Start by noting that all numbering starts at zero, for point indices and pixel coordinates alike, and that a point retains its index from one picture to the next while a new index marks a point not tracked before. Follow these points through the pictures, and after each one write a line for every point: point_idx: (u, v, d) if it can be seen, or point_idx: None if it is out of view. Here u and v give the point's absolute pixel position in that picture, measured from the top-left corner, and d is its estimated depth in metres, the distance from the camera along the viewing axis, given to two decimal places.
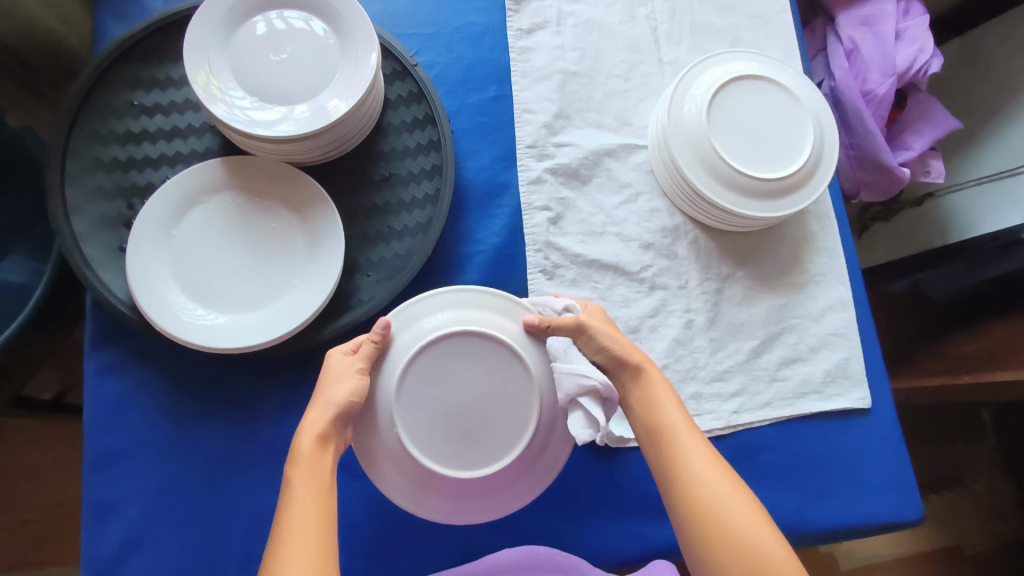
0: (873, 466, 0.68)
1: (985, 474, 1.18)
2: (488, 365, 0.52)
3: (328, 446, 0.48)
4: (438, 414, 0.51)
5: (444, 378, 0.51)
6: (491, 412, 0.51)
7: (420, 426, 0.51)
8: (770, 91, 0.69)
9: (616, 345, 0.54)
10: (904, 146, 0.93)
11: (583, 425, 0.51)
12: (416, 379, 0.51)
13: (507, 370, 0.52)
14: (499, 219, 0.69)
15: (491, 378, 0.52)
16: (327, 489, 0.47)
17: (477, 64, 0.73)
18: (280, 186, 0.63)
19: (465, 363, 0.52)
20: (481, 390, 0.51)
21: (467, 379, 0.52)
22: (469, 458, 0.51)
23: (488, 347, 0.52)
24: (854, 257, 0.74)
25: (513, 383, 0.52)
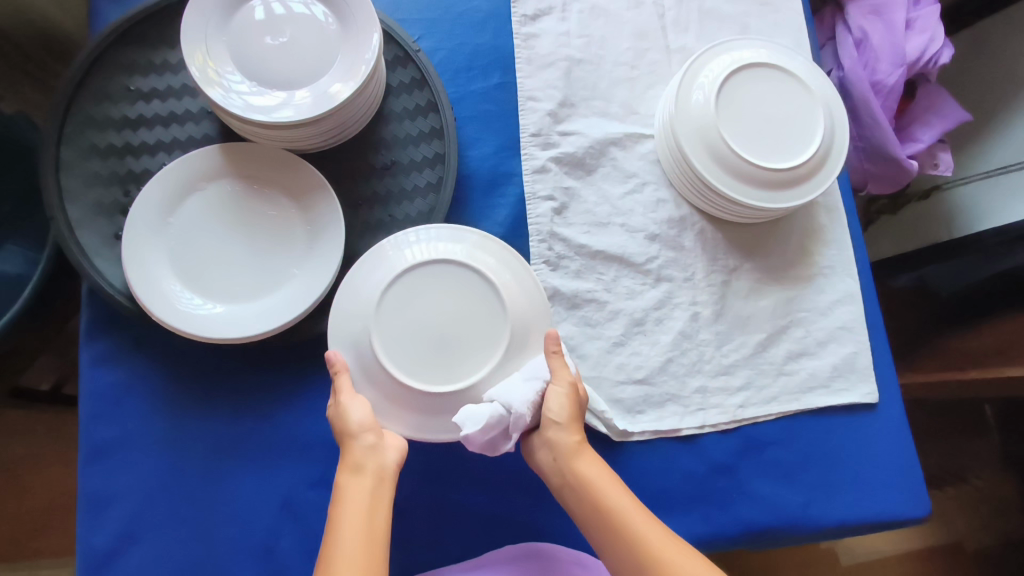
0: (880, 463, 0.67)
1: (988, 470, 1.18)
2: (446, 286, 0.54)
3: (363, 471, 0.48)
4: (419, 343, 0.53)
5: (409, 309, 0.54)
6: (470, 316, 0.54)
7: (411, 362, 0.53)
8: (779, 78, 0.67)
9: (560, 425, 0.52)
10: (912, 138, 0.91)
11: (474, 419, 0.50)
12: (388, 323, 0.53)
13: (466, 284, 0.54)
14: (503, 208, 0.68)
15: (452, 292, 0.54)
16: (374, 511, 0.47)
17: (481, 50, 0.71)
18: (278, 173, 0.61)
19: (426, 289, 0.54)
20: (449, 305, 0.54)
21: (430, 299, 0.54)
22: (464, 369, 0.53)
23: (443, 271, 0.55)
24: (862, 250, 0.73)
25: (475, 294, 0.54)
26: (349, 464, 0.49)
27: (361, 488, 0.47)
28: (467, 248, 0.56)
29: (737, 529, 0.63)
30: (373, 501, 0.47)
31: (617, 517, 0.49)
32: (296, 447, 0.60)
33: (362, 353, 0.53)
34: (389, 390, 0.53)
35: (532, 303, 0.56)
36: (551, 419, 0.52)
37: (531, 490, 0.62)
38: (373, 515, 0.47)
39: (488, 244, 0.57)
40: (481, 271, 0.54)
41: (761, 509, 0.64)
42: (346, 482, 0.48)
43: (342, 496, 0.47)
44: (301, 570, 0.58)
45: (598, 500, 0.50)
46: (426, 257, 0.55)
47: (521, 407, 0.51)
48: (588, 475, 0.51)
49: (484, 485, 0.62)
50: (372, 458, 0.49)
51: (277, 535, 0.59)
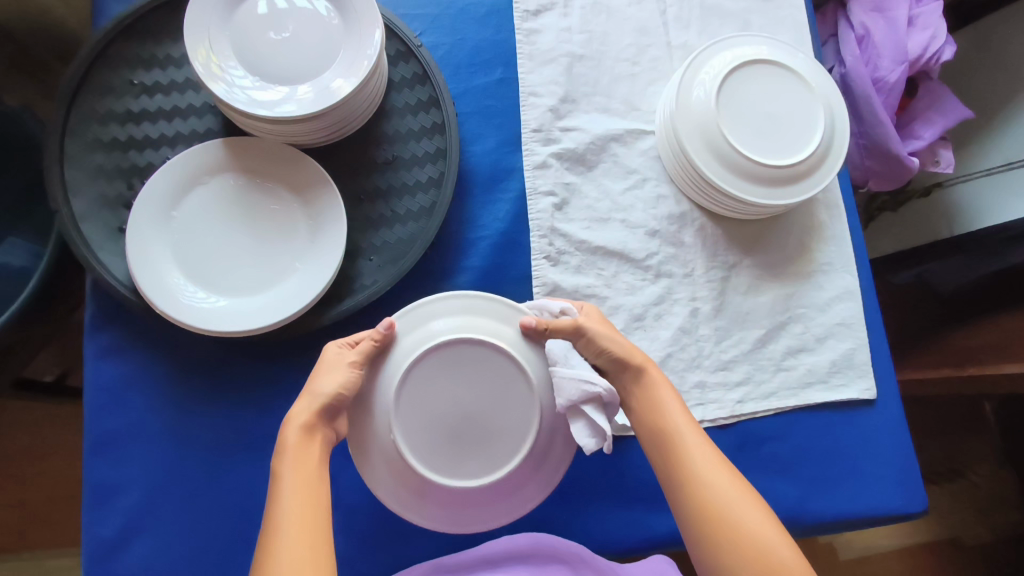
0: (877, 458, 0.67)
1: (987, 466, 1.18)
2: (440, 377, 0.52)
3: (314, 437, 0.49)
4: (451, 444, 0.51)
5: (432, 439, 0.51)
6: (476, 374, 0.52)
7: (456, 462, 0.52)
8: (780, 75, 0.67)
9: (614, 356, 0.54)
10: (914, 135, 0.91)
11: (589, 433, 0.50)
12: (434, 464, 0.51)
13: (453, 359, 0.53)
14: (503, 203, 0.68)
15: (437, 387, 0.52)
16: (317, 480, 0.47)
17: (482, 45, 0.71)
18: (281, 168, 0.62)
19: (436, 386, 0.52)
20: (451, 394, 0.52)
21: (434, 409, 0.52)
22: (503, 430, 0.52)
23: (431, 362, 0.52)
24: (861, 246, 0.73)
25: (460, 362, 0.53)
26: (298, 425, 0.49)
27: (309, 452, 0.48)
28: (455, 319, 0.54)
29: None
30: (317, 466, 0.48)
31: (672, 430, 0.52)
32: None
33: (404, 476, 0.52)
34: (451, 502, 0.52)
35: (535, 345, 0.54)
36: (607, 353, 0.54)
37: None
38: (316, 478, 0.47)
39: (472, 302, 0.55)
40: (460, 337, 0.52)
41: None
42: (295, 442, 0.48)
43: (289, 455, 0.48)
44: None
45: (659, 413, 0.53)
46: (422, 351, 0.52)
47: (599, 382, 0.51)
48: (652, 397, 0.54)
49: None
50: (324, 428, 0.50)
51: None
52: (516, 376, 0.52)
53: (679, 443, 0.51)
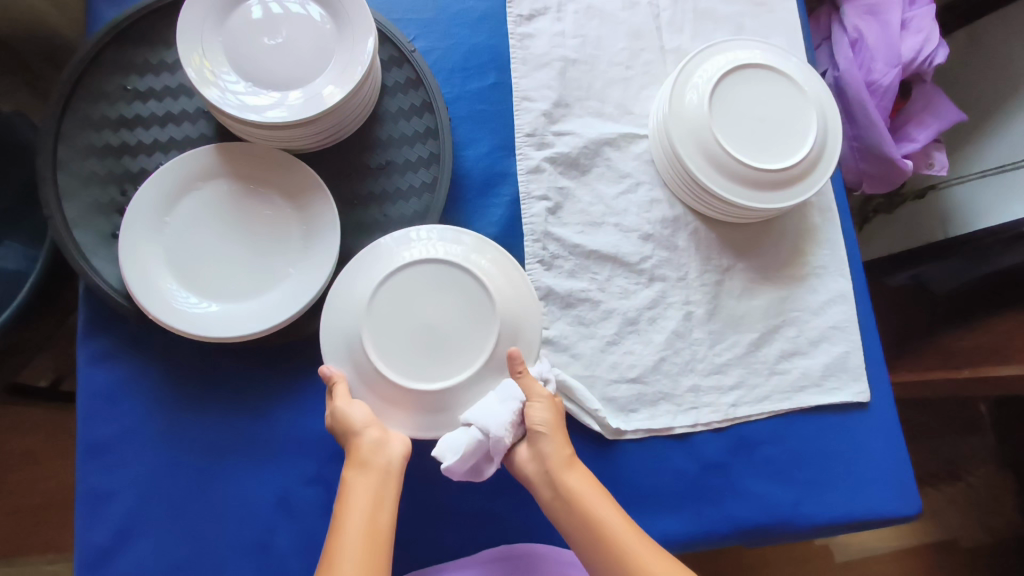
0: (873, 463, 0.67)
1: (985, 468, 1.19)
2: (413, 289, 0.55)
3: (370, 467, 0.50)
4: (418, 348, 0.54)
5: (409, 352, 0.54)
6: (415, 287, 0.55)
7: (421, 368, 0.53)
8: (772, 79, 0.67)
9: (548, 438, 0.52)
10: (908, 137, 0.92)
11: (452, 448, 0.52)
12: (442, 370, 0.54)
13: (429, 277, 0.55)
14: (498, 208, 0.68)
15: (392, 325, 0.54)
16: (378, 509, 0.48)
17: (476, 51, 0.72)
18: (274, 173, 0.62)
19: (409, 296, 0.54)
20: (412, 309, 0.54)
21: (403, 337, 0.54)
22: (468, 341, 0.54)
23: (405, 276, 0.55)
24: (854, 250, 0.73)
25: (436, 279, 0.55)
26: (356, 461, 0.50)
27: (367, 484, 0.49)
28: (433, 244, 0.56)
29: (728, 527, 0.63)
30: (376, 498, 0.49)
31: (613, 533, 0.49)
32: (291, 446, 0.61)
33: (372, 381, 0.54)
34: (413, 405, 0.54)
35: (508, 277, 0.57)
36: (539, 433, 0.52)
37: (525, 488, 0.63)
38: (376, 510, 0.48)
39: (457, 236, 0.58)
40: (437, 258, 0.55)
41: (752, 506, 0.64)
42: (353, 477, 0.50)
43: (346, 490, 0.49)
44: (297, 567, 0.59)
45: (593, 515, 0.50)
46: (398, 265, 0.55)
47: (500, 431, 0.51)
48: (580, 489, 0.51)
49: (476, 483, 0.62)
50: (380, 455, 0.51)
51: (274, 534, 0.60)
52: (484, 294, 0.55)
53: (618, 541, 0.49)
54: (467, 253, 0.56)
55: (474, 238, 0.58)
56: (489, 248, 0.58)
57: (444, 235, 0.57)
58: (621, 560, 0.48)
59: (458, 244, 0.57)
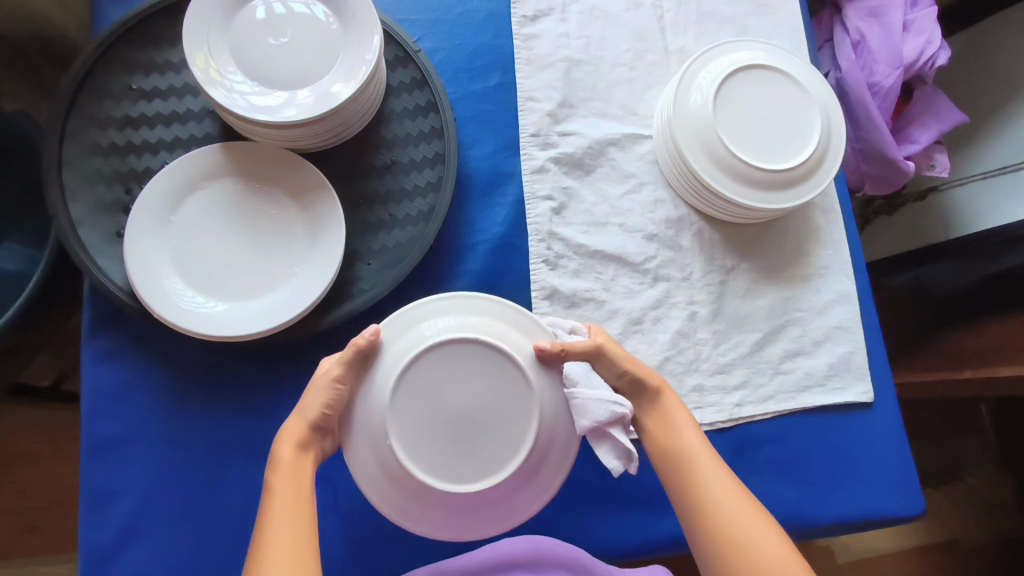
0: (877, 462, 0.67)
1: (985, 468, 1.19)
2: (428, 389, 0.50)
3: (305, 453, 0.50)
4: (456, 449, 0.49)
5: (449, 456, 0.49)
6: (439, 375, 0.50)
7: (469, 466, 0.49)
8: (776, 80, 0.68)
9: (628, 382, 0.55)
10: (909, 139, 0.92)
11: (615, 454, 0.53)
12: (492, 459, 0.49)
13: (436, 367, 0.50)
14: (502, 207, 0.68)
15: (418, 420, 0.49)
16: (306, 500, 0.48)
17: (480, 51, 0.72)
18: (279, 171, 0.62)
19: (427, 397, 0.50)
20: (435, 410, 0.49)
21: (434, 433, 0.49)
22: (501, 420, 0.50)
23: (414, 378, 0.50)
24: (858, 249, 0.74)
25: (445, 368, 0.50)
26: (289, 440, 0.50)
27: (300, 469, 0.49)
28: (433, 324, 0.52)
29: None
30: (306, 485, 0.49)
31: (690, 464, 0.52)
32: None
33: (423, 496, 0.50)
34: (474, 506, 0.50)
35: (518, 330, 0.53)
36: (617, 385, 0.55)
37: None
38: (306, 499, 0.48)
39: (461, 300, 0.54)
40: (438, 342, 0.50)
41: None
42: (288, 459, 0.49)
43: (281, 471, 0.49)
44: None
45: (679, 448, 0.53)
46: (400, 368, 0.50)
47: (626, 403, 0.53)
48: (667, 422, 0.54)
49: None
50: (313, 442, 0.51)
51: None
52: (497, 364, 0.50)
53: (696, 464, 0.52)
54: (462, 323, 0.52)
55: (473, 298, 0.54)
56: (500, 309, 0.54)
57: (456, 307, 0.54)
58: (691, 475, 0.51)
59: (473, 317, 0.53)
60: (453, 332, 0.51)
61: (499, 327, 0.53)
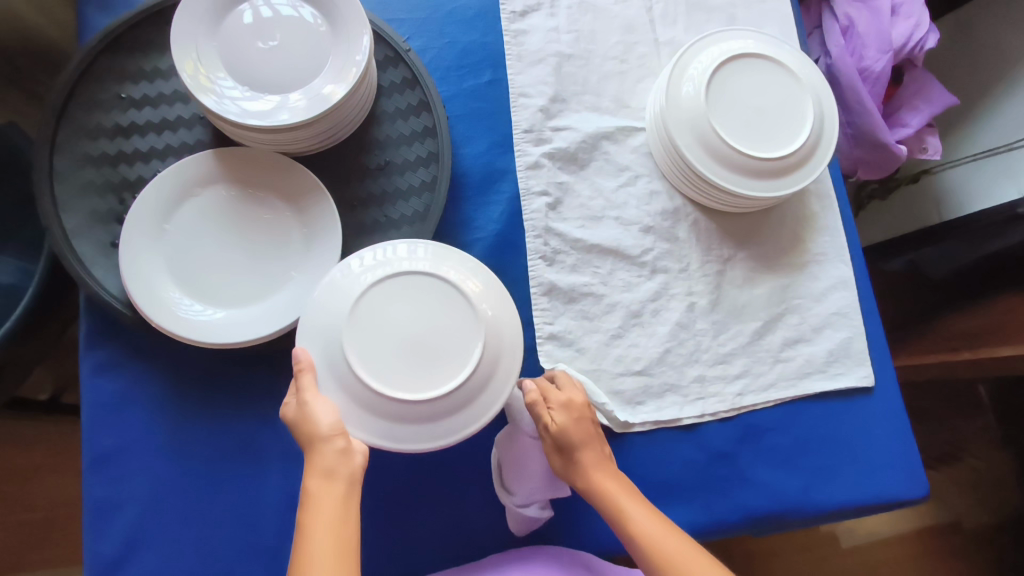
0: (880, 446, 0.67)
1: (984, 450, 1.22)
2: (377, 318, 0.52)
3: (335, 477, 0.48)
4: (414, 366, 0.52)
5: (414, 370, 0.52)
6: (373, 318, 0.52)
7: (432, 377, 0.52)
8: (766, 66, 0.67)
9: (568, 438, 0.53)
10: (900, 123, 0.94)
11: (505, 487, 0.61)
12: (449, 368, 0.52)
13: (377, 299, 0.53)
14: (497, 205, 0.68)
15: (374, 351, 0.52)
16: (344, 525, 0.47)
17: (471, 48, 0.72)
18: (274, 177, 0.61)
19: (380, 325, 0.52)
20: (390, 331, 0.52)
21: (404, 359, 0.52)
22: (443, 330, 0.53)
23: (362, 313, 0.52)
24: (854, 235, 0.74)
25: (385, 297, 0.53)
26: (319, 469, 0.48)
27: (332, 495, 0.47)
28: (372, 262, 0.54)
29: (738, 516, 0.64)
30: (342, 513, 0.47)
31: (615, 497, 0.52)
32: (297, 451, 0.61)
33: (397, 416, 0.52)
34: (444, 414, 0.52)
35: (448, 256, 0.55)
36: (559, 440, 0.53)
37: None
38: (344, 527, 0.47)
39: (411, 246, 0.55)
40: (377, 276, 0.53)
41: (761, 494, 0.65)
42: (316, 488, 0.47)
43: (309, 503, 0.47)
44: None
45: (617, 505, 0.52)
46: (350, 307, 0.52)
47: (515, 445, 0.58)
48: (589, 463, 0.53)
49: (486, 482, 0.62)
50: (343, 464, 0.49)
51: (285, 539, 0.59)
52: (429, 283, 0.53)
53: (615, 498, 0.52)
54: (398, 258, 0.54)
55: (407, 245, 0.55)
56: (403, 244, 0.55)
57: (360, 257, 0.54)
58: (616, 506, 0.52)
59: (380, 256, 0.54)
60: (392, 267, 0.54)
61: (403, 248, 0.55)
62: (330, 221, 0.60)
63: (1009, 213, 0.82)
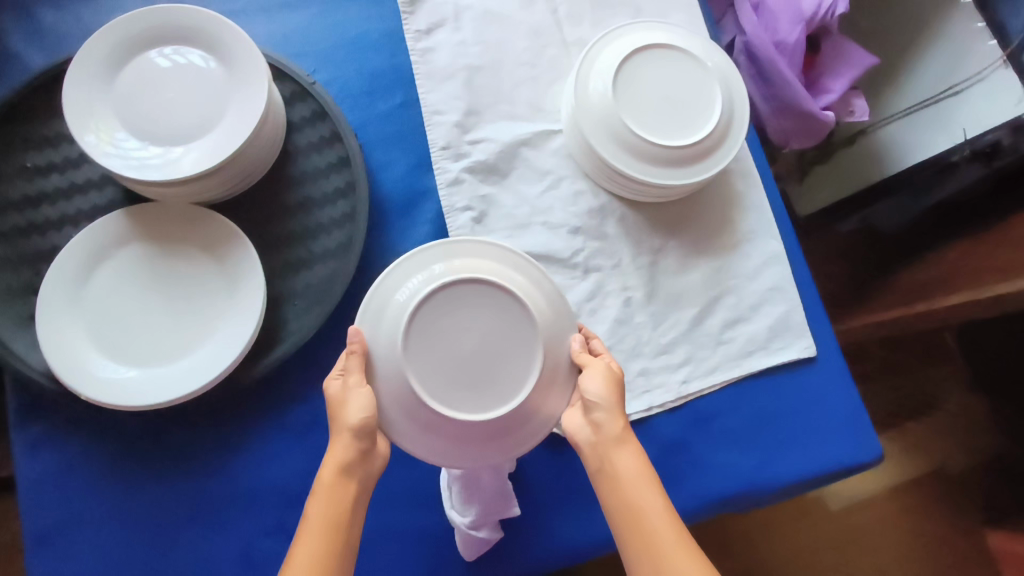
0: (830, 414, 0.68)
1: (956, 395, 1.24)
2: (435, 331, 0.51)
3: (351, 476, 0.49)
4: (472, 380, 0.51)
5: (474, 386, 0.51)
6: (430, 333, 0.51)
7: (494, 390, 0.51)
8: (670, 54, 0.68)
9: (602, 416, 0.51)
10: (825, 90, 0.95)
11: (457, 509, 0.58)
12: (510, 381, 0.51)
13: (434, 313, 0.51)
14: (421, 224, 0.68)
15: (433, 366, 0.51)
16: (345, 525, 0.49)
17: (378, 72, 0.72)
18: (188, 228, 0.61)
19: (437, 339, 0.51)
20: (448, 345, 0.51)
21: (463, 374, 0.51)
22: (504, 339, 0.51)
23: (419, 327, 0.51)
24: (782, 209, 0.74)
25: (442, 309, 0.51)
26: (337, 462, 0.50)
27: (343, 493, 0.49)
28: (419, 275, 0.53)
29: (697, 503, 0.64)
30: (347, 510, 0.49)
31: (643, 517, 0.49)
32: (245, 499, 0.60)
33: (459, 434, 0.51)
34: (507, 429, 0.51)
35: (501, 261, 0.54)
36: (592, 407, 0.51)
37: None
38: (342, 530, 0.48)
39: (452, 248, 0.55)
40: (431, 287, 0.52)
41: (717, 478, 0.65)
42: (330, 482, 0.49)
43: (322, 492, 0.49)
44: None
45: (639, 525, 0.49)
46: (405, 322, 0.51)
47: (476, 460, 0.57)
48: (626, 470, 0.50)
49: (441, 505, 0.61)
50: (362, 463, 0.50)
51: None
52: (486, 290, 0.52)
53: (643, 519, 0.49)
54: (445, 268, 0.53)
55: (451, 248, 0.55)
56: (442, 249, 0.54)
57: (408, 263, 0.54)
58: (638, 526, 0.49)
59: (428, 268, 0.53)
60: (442, 277, 0.52)
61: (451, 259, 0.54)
62: (250, 266, 0.60)
63: (946, 163, 0.90)
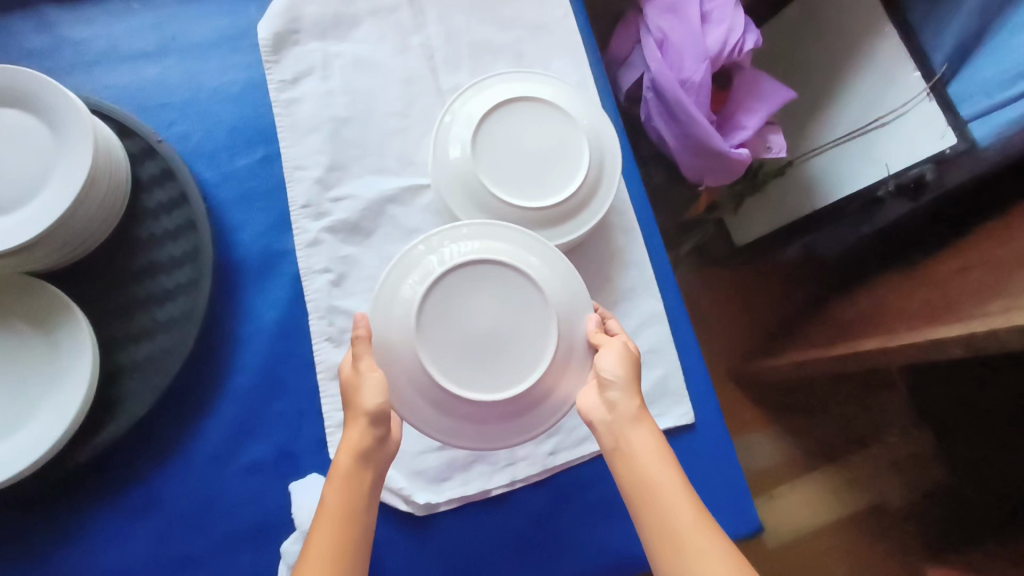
0: (705, 484, 0.65)
1: (898, 428, 1.20)
2: (451, 314, 0.51)
3: (369, 463, 0.48)
4: (485, 359, 0.50)
5: (488, 366, 0.50)
6: (444, 316, 0.51)
7: (512, 369, 0.51)
8: (536, 108, 0.64)
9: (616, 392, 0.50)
10: (740, 126, 0.90)
11: None
12: (527, 359, 0.51)
13: (449, 295, 0.51)
14: (277, 288, 0.65)
15: (446, 348, 0.50)
16: (361, 514, 0.47)
17: (240, 126, 0.68)
18: (15, 300, 0.57)
19: (448, 322, 0.51)
20: (460, 327, 0.51)
21: (475, 354, 0.50)
22: (516, 318, 0.51)
23: (433, 312, 0.51)
24: (666, 264, 0.71)
25: (455, 292, 0.51)
26: (351, 449, 0.49)
27: (361, 481, 0.48)
28: (436, 254, 0.52)
29: None
30: (364, 501, 0.48)
31: (650, 491, 0.47)
32: None
33: (470, 413, 0.51)
34: (525, 406, 0.52)
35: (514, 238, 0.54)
36: (608, 384, 0.50)
37: None
38: (352, 528, 0.46)
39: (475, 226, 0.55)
40: (443, 270, 0.51)
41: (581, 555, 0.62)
42: (347, 467, 0.48)
43: (336, 479, 0.48)
44: None
45: (648, 498, 0.47)
46: (416, 308, 0.50)
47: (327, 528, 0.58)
48: (639, 447, 0.48)
49: None
50: (376, 451, 0.49)
51: None
52: (499, 269, 0.51)
53: (658, 494, 0.46)
54: (460, 245, 0.53)
55: (473, 226, 0.54)
56: (467, 228, 0.54)
57: (421, 245, 0.53)
58: (653, 499, 0.46)
59: (442, 246, 0.53)
60: (459, 256, 0.52)
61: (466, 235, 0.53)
62: (80, 343, 0.56)
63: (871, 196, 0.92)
